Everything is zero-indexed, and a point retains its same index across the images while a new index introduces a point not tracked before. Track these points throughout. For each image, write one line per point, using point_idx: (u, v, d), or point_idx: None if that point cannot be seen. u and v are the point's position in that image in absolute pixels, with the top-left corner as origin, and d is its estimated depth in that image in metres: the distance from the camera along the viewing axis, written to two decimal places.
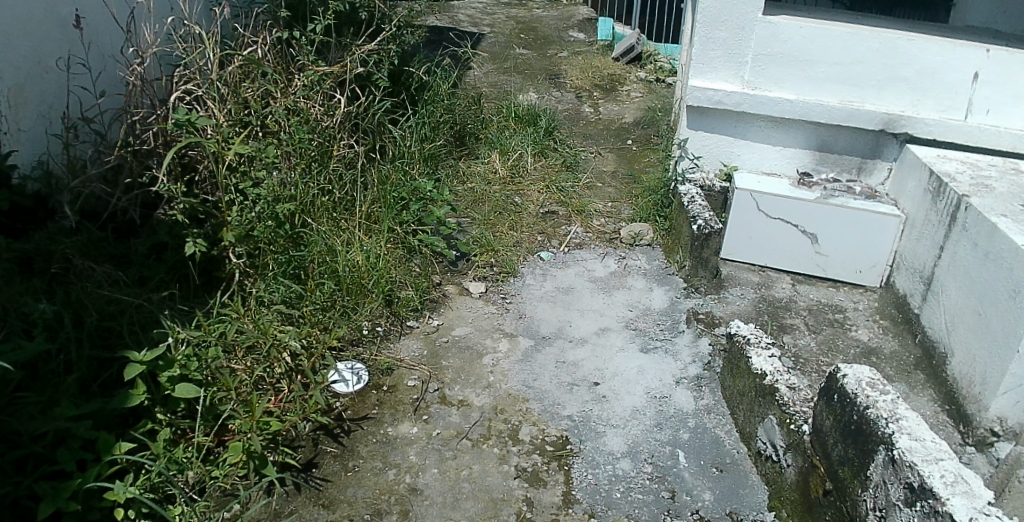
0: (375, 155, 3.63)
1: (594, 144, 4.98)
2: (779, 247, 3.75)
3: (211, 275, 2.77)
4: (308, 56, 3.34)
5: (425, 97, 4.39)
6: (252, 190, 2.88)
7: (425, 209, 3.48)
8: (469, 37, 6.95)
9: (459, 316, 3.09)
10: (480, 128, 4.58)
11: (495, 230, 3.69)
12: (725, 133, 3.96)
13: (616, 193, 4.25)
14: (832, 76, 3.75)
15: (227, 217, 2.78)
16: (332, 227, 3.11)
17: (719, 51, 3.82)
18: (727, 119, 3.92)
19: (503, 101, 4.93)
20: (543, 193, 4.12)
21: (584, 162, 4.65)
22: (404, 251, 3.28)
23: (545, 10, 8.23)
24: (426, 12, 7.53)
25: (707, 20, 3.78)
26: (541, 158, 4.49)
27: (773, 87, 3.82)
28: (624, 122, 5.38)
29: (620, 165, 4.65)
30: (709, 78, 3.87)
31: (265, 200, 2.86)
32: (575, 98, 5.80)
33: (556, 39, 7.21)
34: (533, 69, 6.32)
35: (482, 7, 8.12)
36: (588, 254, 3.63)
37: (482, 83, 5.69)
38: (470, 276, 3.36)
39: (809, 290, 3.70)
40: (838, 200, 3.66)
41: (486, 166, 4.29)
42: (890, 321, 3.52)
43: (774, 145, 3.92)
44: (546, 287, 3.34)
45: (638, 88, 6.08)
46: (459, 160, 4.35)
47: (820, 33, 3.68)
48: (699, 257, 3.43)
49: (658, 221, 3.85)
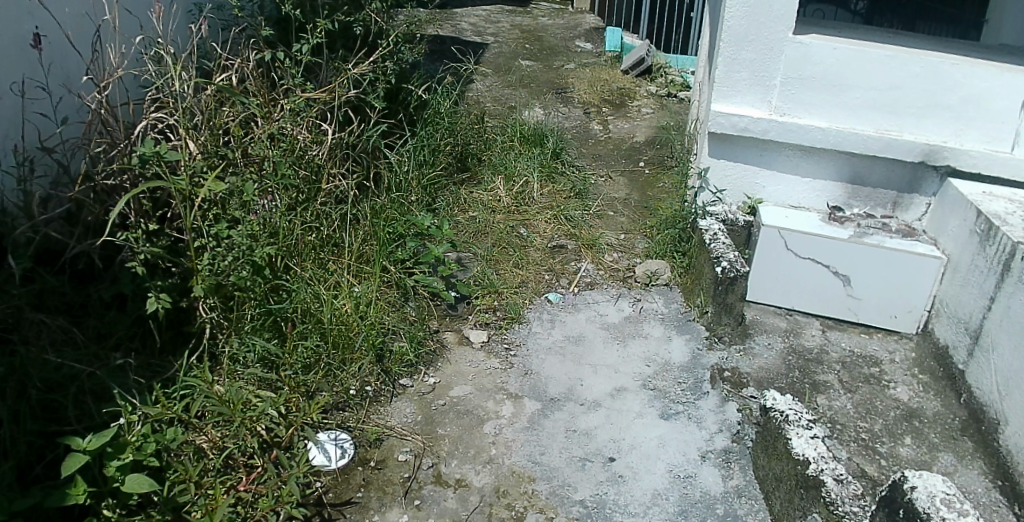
0: (369, 185, 3.33)
1: (605, 166, 4.67)
2: (809, 288, 3.43)
3: (179, 330, 2.48)
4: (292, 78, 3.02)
5: (425, 118, 4.13)
6: (227, 234, 2.54)
7: (423, 246, 3.22)
8: (472, 47, 6.66)
9: (458, 372, 2.78)
10: (483, 152, 4.30)
11: (498, 267, 3.38)
12: (750, 163, 3.56)
13: (629, 224, 3.94)
14: (869, 103, 3.38)
15: (197, 265, 2.45)
16: (317, 270, 2.81)
17: (745, 74, 3.41)
18: (753, 148, 3.52)
19: (508, 121, 4.63)
20: (550, 224, 3.81)
21: (594, 187, 4.34)
22: (398, 294, 3.01)
23: (550, 18, 7.94)
24: (428, 20, 7.23)
25: (733, 39, 3.37)
26: (548, 185, 4.19)
27: (804, 113, 3.42)
28: (635, 141, 5.08)
29: (633, 190, 4.34)
30: (733, 103, 3.46)
31: (242, 246, 2.53)
32: (584, 114, 5.51)
33: (562, 49, 6.92)
34: (538, 82, 6.02)
35: (485, 14, 7.84)
36: (600, 296, 3.31)
37: (486, 99, 5.40)
38: (471, 322, 3.05)
39: (841, 337, 3.39)
40: (873, 238, 3.35)
41: (490, 194, 4.00)
42: (930, 376, 3.22)
43: (803, 177, 3.54)
44: (555, 336, 3.02)
45: (648, 105, 5.79)
46: (460, 186, 4.06)
47: (857, 56, 3.31)
48: (722, 304, 3.12)
49: (676, 257, 3.52)
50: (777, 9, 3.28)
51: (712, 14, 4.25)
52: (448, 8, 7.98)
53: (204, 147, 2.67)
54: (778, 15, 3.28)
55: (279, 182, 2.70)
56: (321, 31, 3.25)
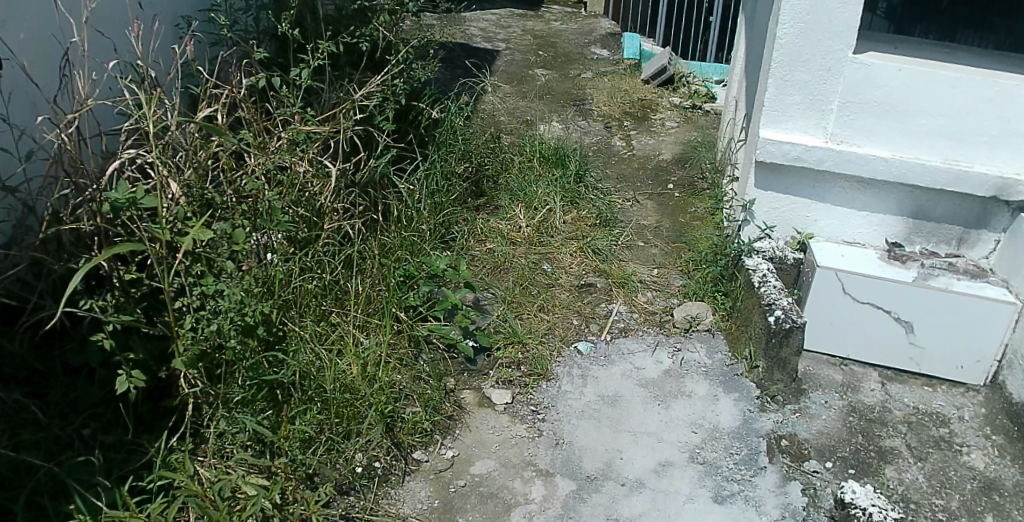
0: (377, 219, 2.99)
1: (631, 188, 4.32)
2: (867, 336, 3.08)
3: (158, 404, 2.17)
4: (289, 105, 2.72)
5: (437, 139, 3.82)
6: (212, 296, 2.19)
7: (437, 290, 2.88)
8: (484, 55, 6.31)
9: (479, 442, 2.44)
10: (500, 175, 4.00)
11: (521, 311, 3.04)
12: (801, 195, 3.21)
13: (661, 257, 3.59)
14: (935, 130, 3.02)
15: (177, 335, 2.10)
16: (322, 325, 2.49)
17: (798, 96, 3.07)
18: (805, 179, 3.18)
19: (526, 140, 4.28)
20: (576, 257, 3.46)
21: (620, 213, 3.99)
22: (411, 347, 2.67)
23: (564, 22, 7.57)
24: (435, 25, 6.87)
25: (786, 58, 3.03)
26: (571, 212, 3.86)
27: (863, 141, 3.07)
28: (662, 159, 4.73)
29: (663, 216, 3.99)
30: (784, 128, 3.11)
31: (228, 311, 2.17)
32: (605, 128, 5.16)
33: (578, 56, 6.57)
34: (555, 93, 5.67)
35: (496, 18, 7.48)
36: (635, 346, 2.96)
37: (500, 113, 5.05)
38: (493, 379, 2.70)
39: (902, 391, 3.03)
40: (938, 281, 3.00)
41: (510, 223, 3.67)
42: (1006, 438, 2.85)
43: (860, 211, 3.20)
44: (587, 396, 2.67)
45: (672, 118, 5.44)
46: (477, 215, 3.72)
47: (922, 77, 2.94)
48: (776, 358, 2.79)
49: (718, 298, 3.18)
50: (837, 25, 2.93)
51: (754, 25, 3.88)
52: (458, 12, 7.64)
53: (188, 188, 2.33)
54: (837, 32, 2.94)
55: (275, 227, 2.36)
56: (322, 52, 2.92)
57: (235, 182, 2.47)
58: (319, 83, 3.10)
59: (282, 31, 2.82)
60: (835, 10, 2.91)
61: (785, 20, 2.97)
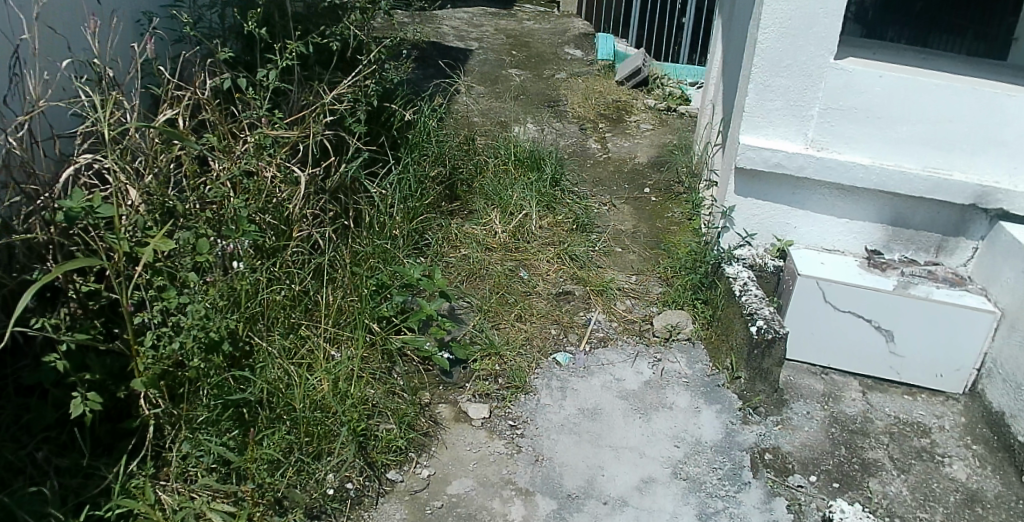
0: (349, 226, 2.88)
1: (607, 192, 4.26)
2: (847, 345, 3.04)
3: (117, 425, 2.06)
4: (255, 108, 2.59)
5: (411, 141, 3.71)
6: (173, 315, 2.07)
7: (411, 300, 2.78)
8: (456, 55, 6.21)
9: (456, 459, 2.35)
10: (473, 179, 3.92)
11: (498, 320, 2.95)
12: (781, 201, 3.16)
13: (639, 263, 3.53)
14: (915, 137, 2.98)
15: (136, 355, 1.99)
16: (290, 339, 2.38)
17: (779, 102, 3.01)
18: (785, 186, 3.13)
19: (501, 143, 4.20)
20: (553, 264, 3.39)
21: (597, 218, 3.92)
22: (384, 360, 2.57)
23: (536, 21, 7.49)
24: (407, 24, 6.76)
25: (767, 63, 2.96)
26: (547, 216, 3.78)
27: (844, 148, 3.03)
28: (637, 162, 4.67)
29: (641, 221, 3.93)
30: (765, 134, 3.05)
31: (188, 329, 2.05)
32: (579, 130, 5.10)
33: (551, 56, 6.50)
34: (529, 94, 5.59)
35: (468, 17, 7.38)
36: (615, 356, 2.89)
37: (474, 114, 4.96)
38: (470, 392, 2.61)
39: (883, 401, 3.00)
40: (919, 289, 2.97)
41: (485, 229, 3.58)
42: (986, 448, 2.83)
43: (840, 217, 3.16)
44: (567, 409, 2.59)
45: (647, 120, 5.39)
46: (451, 220, 3.63)
47: (903, 84, 2.91)
48: (758, 369, 2.74)
49: (699, 306, 3.12)
50: (818, 31, 2.88)
51: (732, 28, 3.82)
52: (429, 10, 7.52)
53: (149, 195, 2.21)
54: (819, 38, 2.89)
55: (242, 237, 2.24)
56: (290, 53, 2.80)
57: (198, 189, 2.35)
58: (288, 84, 2.97)
59: (248, 30, 2.70)
60: (817, 15, 2.85)
61: (766, 25, 2.91)
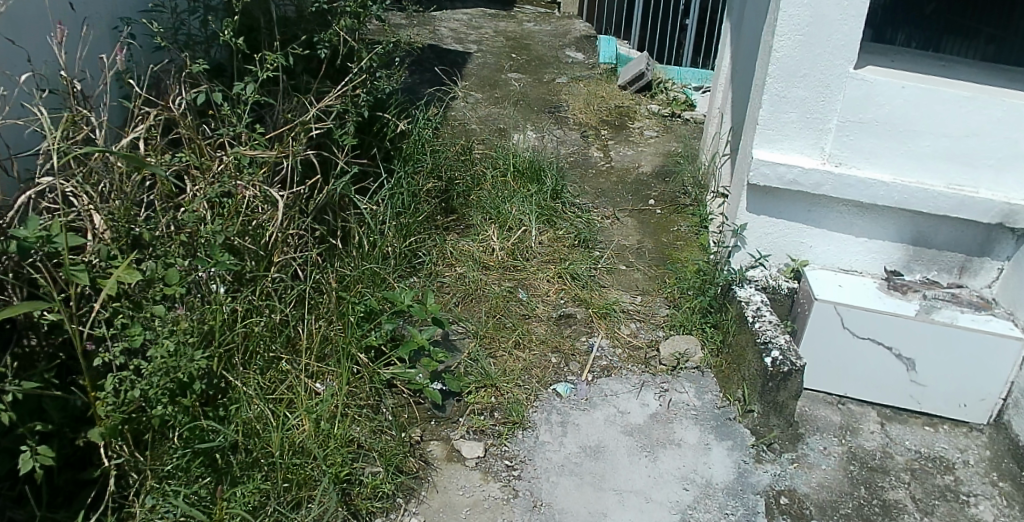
0: (336, 244, 2.73)
1: (610, 204, 4.08)
2: (865, 373, 2.87)
3: (78, 477, 1.89)
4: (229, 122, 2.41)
5: (404, 152, 3.55)
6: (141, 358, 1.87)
7: (402, 327, 2.60)
8: (454, 58, 6.03)
9: (447, 505, 2.18)
10: (470, 190, 3.76)
11: (494, 347, 2.77)
12: (796, 219, 2.96)
13: (644, 282, 3.35)
14: (939, 152, 2.80)
15: (97, 403, 1.81)
16: (271, 376, 2.22)
17: (795, 114, 2.81)
18: (800, 203, 2.93)
19: (499, 153, 4.02)
20: (553, 284, 3.21)
21: (600, 233, 3.75)
22: (373, 394, 2.39)
23: (536, 23, 7.31)
24: (403, 26, 6.58)
25: (782, 73, 2.76)
26: (546, 232, 3.61)
27: (863, 164, 2.84)
28: (641, 172, 4.49)
29: (645, 236, 3.75)
30: (780, 149, 2.85)
31: (155, 373, 1.86)
32: (581, 137, 4.92)
33: (552, 60, 6.31)
34: (529, 99, 5.42)
35: (466, 19, 7.19)
36: (619, 387, 2.71)
37: (471, 121, 4.78)
38: (464, 428, 2.44)
39: (903, 433, 2.82)
40: (942, 314, 2.79)
41: (482, 246, 3.40)
42: (1014, 485, 2.65)
43: (858, 236, 2.97)
44: (568, 447, 2.42)
45: (651, 126, 5.21)
46: (446, 236, 3.45)
47: (927, 96, 2.72)
48: (773, 403, 2.57)
49: (708, 331, 2.94)
50: (838, 39, 2.68)
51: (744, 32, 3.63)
52: (427, 11, 7.34)
53: (114, 221, 2.01)
54: (838, 46, 2.69)
55: (215, 266, 2.06)
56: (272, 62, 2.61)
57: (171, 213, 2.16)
58: (270, 95, 2.79)
59: (225, 40, 2.51)
60: (837, 22, 2.65)
61: (782, 32, 2.70)
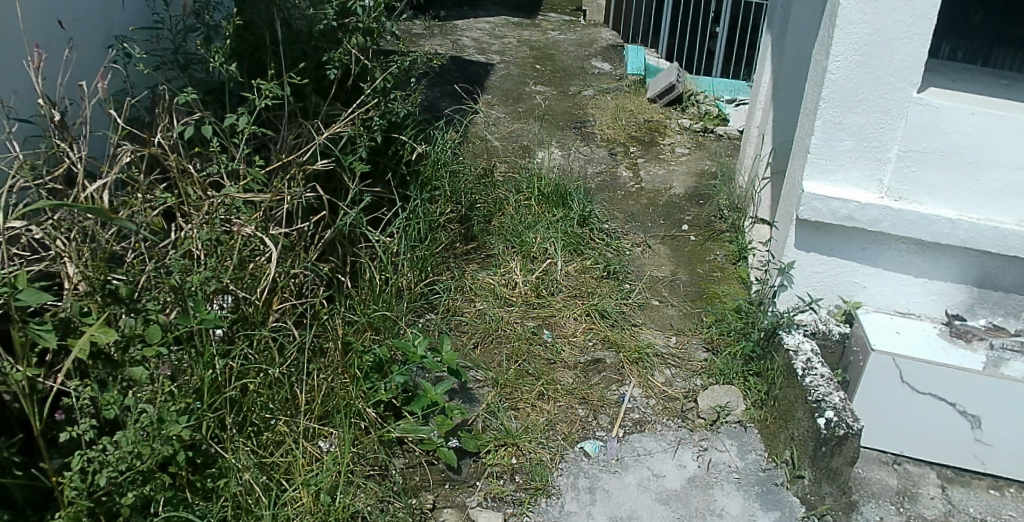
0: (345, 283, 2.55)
1: (640, 230, 3.82)
2: (925, 429, 2.58)
3: None
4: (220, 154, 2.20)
5: (421, 178, 3.33)
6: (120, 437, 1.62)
7: (416, 379, 2.36)
8: (477, 71, 5.83)
9: None
10: (490, 218, 3.55)
11: (516, 399, 2.53)
12: (849, 258, 2.66)
13: (679, 320, 3.09)
14: (1011, 186, 2.47)
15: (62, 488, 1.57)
16: (265, 442, 2.00)
17: (850, 142, 2.50)
18: (854, 240, 2.63)
19: (523, 176, 3.78)
20: (579, 323, 2.96)
21: (630, 263, 3.49)
22: (382, 458, 2.15)
23: (561, 31, 7.07)
24: (425, 37, 6.39)
25: (837, 97, 2.45)
26: (572, 262, 3.37)
27: (926, 198, 2.52)
28: (673, 193, 4.22)
29: (679, 266, 3.49)
30: (833, 180, 2.55)
31: (128, 455, 1.61)
32: (609, 155, 4.67)
33: (578, 71, 6.07)
34: (554, 114, 5.18)
35: (489, 28, 6.98)
36: (654, 445, 2.46)
37: (492, 139, 4.55)
38: (480, 496, 2.19)
39: (967, 498, 2.53)
40: (1014, 368, 2.49)
41: (503, 280, 3.17)
42: None
43: (916, 277, 2.67)
44: (597, 520, 2.17)
45: (682, 143, 4.94)
46: (465, 269, 3.22)
47: (999, 123, 2.40)
48: (826, 469, 2.30)
49: (751, 381, 2.68)
50: (900, 60, 2.37)
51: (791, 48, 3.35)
52: (449, 20, 7.15)
53: (88, 272, 1.77)
54: (900, 68, 2.38)
55: (201, 324, 1.85)
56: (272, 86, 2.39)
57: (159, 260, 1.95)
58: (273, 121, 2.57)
59: (217, 64, 2.33)
60: (900, 41, 2.35)
61: (838, 52, 2.39)
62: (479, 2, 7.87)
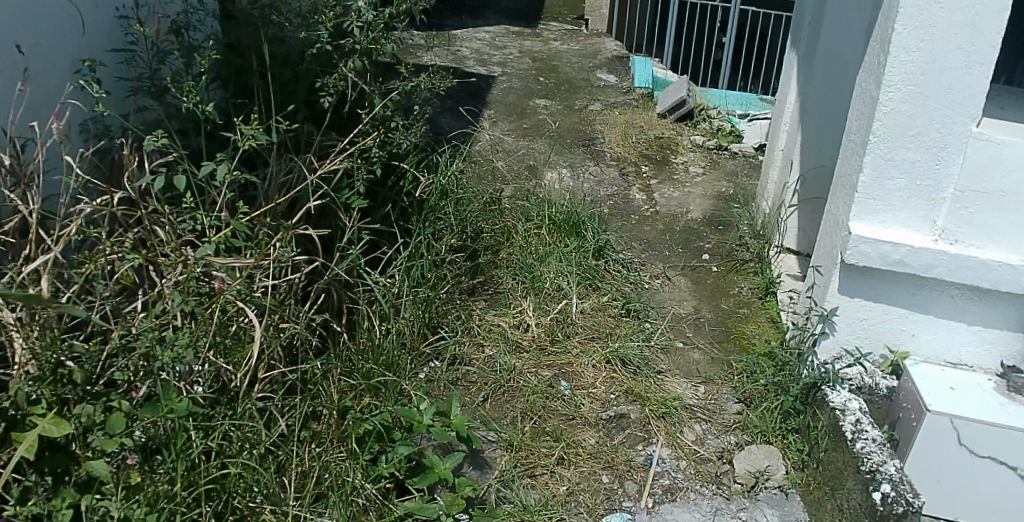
0: (339, 334, 2.31)
1: (658, 259, 3.57)
2: (982, 497, 2.30)
3: None
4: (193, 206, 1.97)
5: (423, 210, 3.08)
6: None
7: (422, 451, 2.10)
8: (478, 84, 5.58)
9: None
10: (498, 253, 3.30)
11: (532, 468, 2.28)
12: (897, 304, 2.42)
13: (706, 365, 2.84)
14: None
15: None
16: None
17: (902, 181, 2.25)
18: (902, 285, 2.39)
19: (532, 203, 3.53)
20: (599, 372, 2.71)
21: (649, 299, 3.24)
22: None
23: (563, 41, 6.83)
24: (424, 48, 6.15)
25: (889, 131, 2.20)
26: (588, 299, 3.12)
27: (986, 242, 2.27)
28: (691, 218, 3.97)
29: (702, 301, 3.24)
30: (882, 221, 2.30)
31: None
32: (620, 176, 4.41)
33: (583, 83, 5.82)
34: (560, 131, 4.94)
35: (490, 37, 6.74)
36: (687, 517, 2.20)
37: (496, 159, 4.30)
38: None
39: None
40: None
41: (514, 323, 2.91)
42: None
43: (971, 325, 2.41)
44: None
45: (696, 161, 4.69)
46: (472, 310, 2.96)
47: None
48: None
49: (790, 440, 2.42)
50: (960, 91, 2.13)
51: (828, 70, 3.09)
52: (448, 29, 6.91)
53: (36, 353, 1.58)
54: (960, 100, 2.14)
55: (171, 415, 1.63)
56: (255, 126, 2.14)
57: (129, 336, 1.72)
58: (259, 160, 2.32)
59: (189, 104, 2.09)
60: (960, 70, 2.10)
61: (890, 82, 2.14)
62: (478, 10, 7.63)
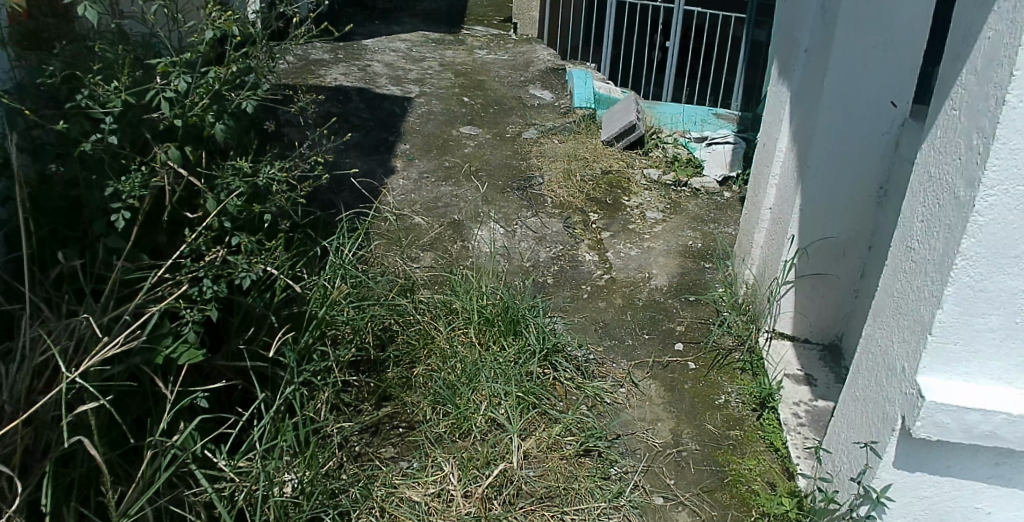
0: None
1: (618, 353, 2.80)
2: None
3: None
4: None
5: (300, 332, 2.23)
6: None
7: None
8: (390, 109, 4.72)
9: None
10: (411, 371, 2.48)
11: None
12: (974, 478, 1.70)
13: None
14: None
15: None
16: None
17: (996, 319, 1.52)
18: (982, 454, 1.67)
19: (457, 291, 2.71)
20: None
21: (615, 420, 2.47)
22: None
23: (490, 49, 6.00)
24: (326, 67, 5.25)
25: (985, 250, 1.46)
26: (532, 434, 2.32)
27: None
28: (655, 286, 3.22)
29: (681, 420, 2.49)
30: (963, 375, 1.57)
31: None
32: (564, 228, 3.62)
33: (514, 103, 5.02)
34: (490, 169, 4.12)
35: (404, 48, 5.87)
36: None
37: (409, 220, 3.47)
38: None
39: None
40: None
41: (434, 491, 2.10)
42: None
43: None
44: None
45: (653, 203, 3.92)
46: (373, 473, 2.13)
47: None
48: None
49: None
50: None
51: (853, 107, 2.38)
52: (357, 39, 6.01)
53: None
54: None
55: None
56: None
57: None
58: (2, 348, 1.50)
59: None
60: None
61: (993, 180, 1.40)
62: (392, 14, 6.73)
